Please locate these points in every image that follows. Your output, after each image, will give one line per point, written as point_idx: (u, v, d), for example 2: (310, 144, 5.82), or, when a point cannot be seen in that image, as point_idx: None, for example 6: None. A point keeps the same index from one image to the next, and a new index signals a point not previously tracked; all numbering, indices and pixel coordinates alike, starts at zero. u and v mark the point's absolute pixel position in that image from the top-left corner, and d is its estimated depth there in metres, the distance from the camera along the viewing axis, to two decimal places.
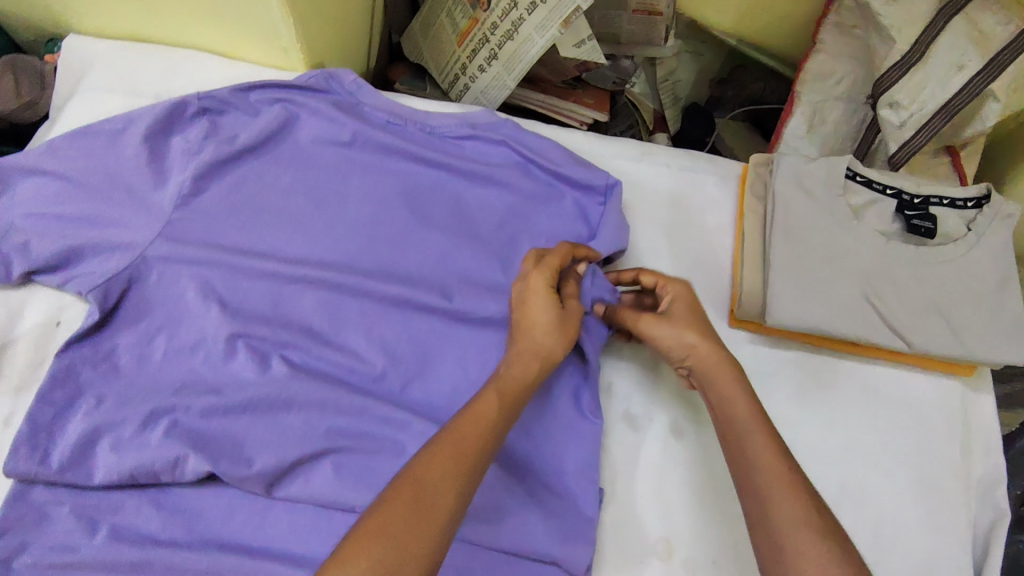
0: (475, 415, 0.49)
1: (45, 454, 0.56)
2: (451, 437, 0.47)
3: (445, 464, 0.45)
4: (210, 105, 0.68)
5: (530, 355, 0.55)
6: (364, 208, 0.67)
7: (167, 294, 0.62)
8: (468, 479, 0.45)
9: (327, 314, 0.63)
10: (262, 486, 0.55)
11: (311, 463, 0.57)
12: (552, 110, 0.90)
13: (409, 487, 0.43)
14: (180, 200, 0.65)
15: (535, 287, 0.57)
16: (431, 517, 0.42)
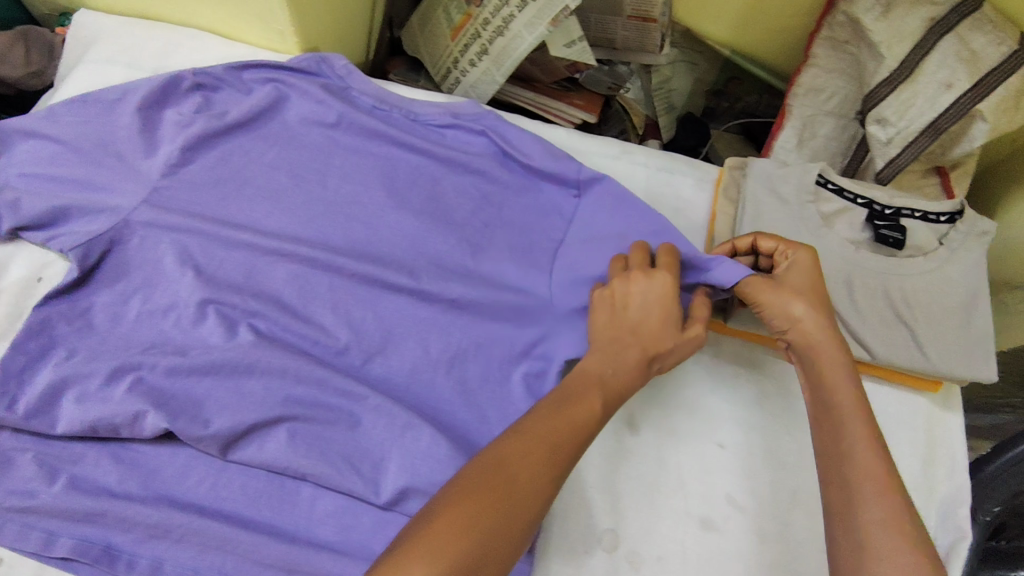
0: (574, 411, 0.50)
1: (14, 401, 0.58)
2: (543, 431, 0.48)
3: (533, 459, 0.47)
4: (204, 81, 0.71)
5: (640, 364, 0.55)
6: (343, 189, 0.69)
7: (146, 258, 0.64)
8: (556, 477, 0.47)
9: (298, 288, 0.64)
10: (216, 447, 0.57)
11: (266, 429, 0.58)
12: (542, 109, 0.93)
13: (504, 483, 0.45)
14: (167, 169, 0.67)
15: (669, 311, 0.56)
16: (514, 516, 0.45)
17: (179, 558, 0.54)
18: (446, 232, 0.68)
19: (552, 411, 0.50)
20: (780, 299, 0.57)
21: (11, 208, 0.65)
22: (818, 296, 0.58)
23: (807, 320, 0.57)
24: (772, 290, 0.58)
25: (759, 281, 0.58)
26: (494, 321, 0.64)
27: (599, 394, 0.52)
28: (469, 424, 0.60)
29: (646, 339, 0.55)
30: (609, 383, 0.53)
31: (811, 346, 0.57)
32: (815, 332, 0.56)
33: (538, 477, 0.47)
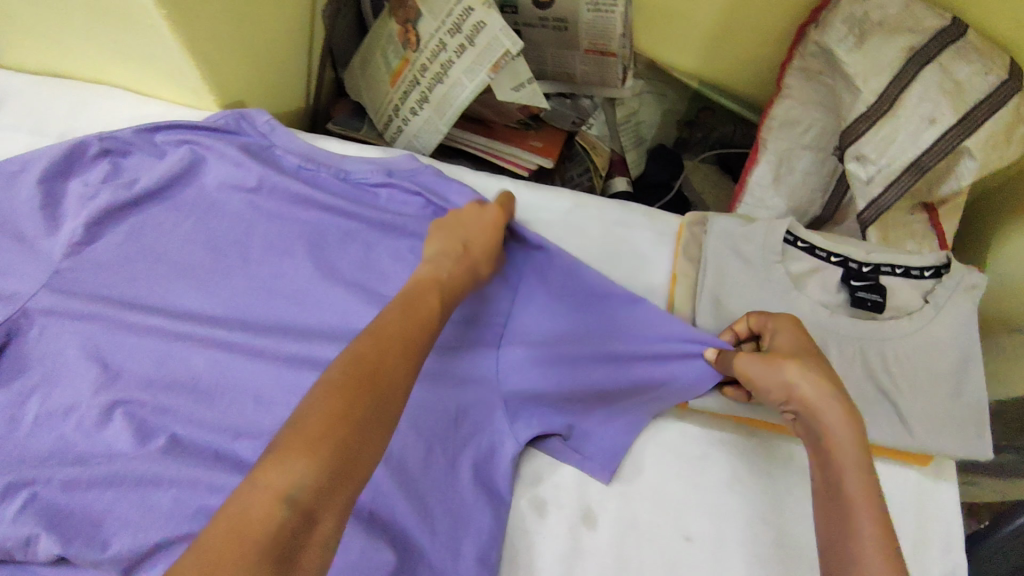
0: (417, 308, 0.47)
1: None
2: (397, 327, 0.44)
3: (396, 346, 0.43)
4: (112, 146, 0.65)
5: (466, 271, 0.53)
6: (265, 261, 0.63)
7: (46, 351, 0.58)
8: (421, 356, 0.44)
9: (215, 375, 0.58)
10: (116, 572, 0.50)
11: (172, 549, 0.51)
12: (495, 155, 0.84)
13: (363, 372, 0.40)
14: (70, 248, 0.61)
15: (485, 218, 0.57)
16: (390, 400, 0.40)
17: None
18: (379, 304, 0.60)
19: (401, 308, 0.46)
20: (767, 372, 0.51)
21: None
22: (821, 362, 0.50)
23: (808, 388, 0.49)
24: (759, 364, 0.52)
25: (749, 360, 0.52)
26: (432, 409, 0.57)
27: (436, 289, 0.49)
28: (407, 529, 0.54)
29: (482, 234, 0.56)
30: (446, 283, 0.51)
31: (813, 412, 0.49)
32: (816, 398, 0.49)
33: (399, 348, 0.43)
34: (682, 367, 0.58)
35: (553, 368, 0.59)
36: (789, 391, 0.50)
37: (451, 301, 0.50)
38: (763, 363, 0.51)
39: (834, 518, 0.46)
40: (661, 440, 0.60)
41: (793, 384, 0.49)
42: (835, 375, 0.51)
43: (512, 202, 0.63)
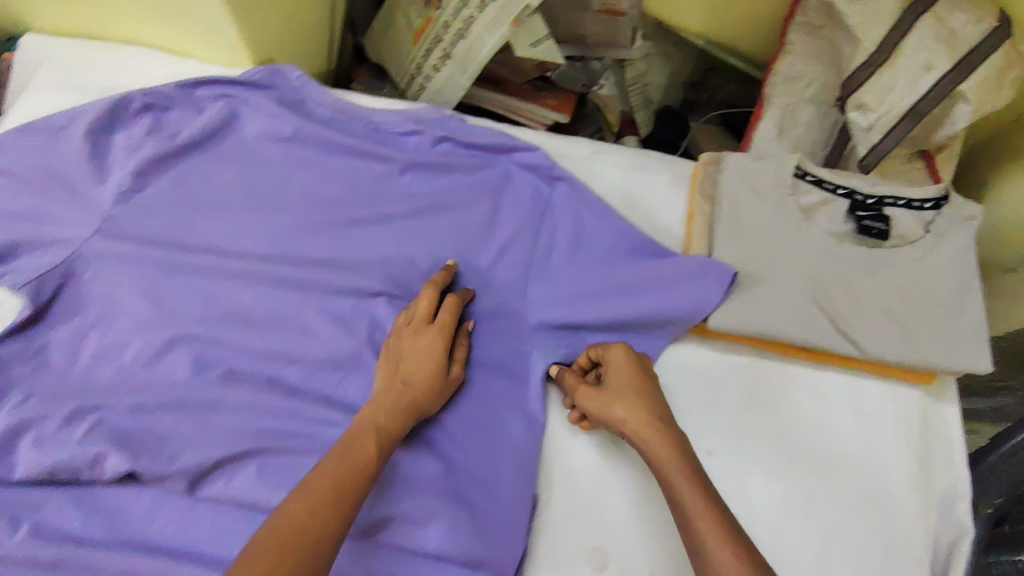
0: (353, 452, 0.50)
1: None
2: (326, 479, 0.48)
3: (323, 497, 0.47)
4: (153, 101, 0.68)
5: (406, 415, 0.55)
6: (306, 206, 0.66)
7: (101, 291, 0.62)
8: (354, 506, 0.48)
9: (266, 309, 0.62)
10: (184, 484, 0.55)
11: (237, 464, 0.56)
12: (513, 112, 0.90)
13: (291, 531, 0.44)
14: (119, 196, 0.65)
15: (427, 347, 0.58)
16: (316, 553, 0.44)
17: None
18: (415, 246, 0.65)
19: (336, 456, 0.50)
20: (599, 403, 0.56)
21: None
22: (643, 392, 0.56)
23: (627, 415, 0.54)
24: (591, 396, 0.57)
25: (585, 394, 0.57)
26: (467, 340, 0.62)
27: (374, 431, 0.53)
28: (449, 444, 0.59)
29: (425, 369, 0.57)
30: (382, 428, 0.53)
31: (643, 440, 0.53)
32: (637, 423, 0.54)
33: (329, 507, 0.46)
34: (684, 294, 0.61)
35: (576, 301, 0.63)
36: (615, 417, 0.55)
37: (387, 442, 0.53)
38: (596, 396, 0.56)
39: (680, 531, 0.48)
40: (684, 364, 0.64)
41: (618, 416, 0.55)
42: (658, 399, 0.56)
43: (451, 270, 0.63)
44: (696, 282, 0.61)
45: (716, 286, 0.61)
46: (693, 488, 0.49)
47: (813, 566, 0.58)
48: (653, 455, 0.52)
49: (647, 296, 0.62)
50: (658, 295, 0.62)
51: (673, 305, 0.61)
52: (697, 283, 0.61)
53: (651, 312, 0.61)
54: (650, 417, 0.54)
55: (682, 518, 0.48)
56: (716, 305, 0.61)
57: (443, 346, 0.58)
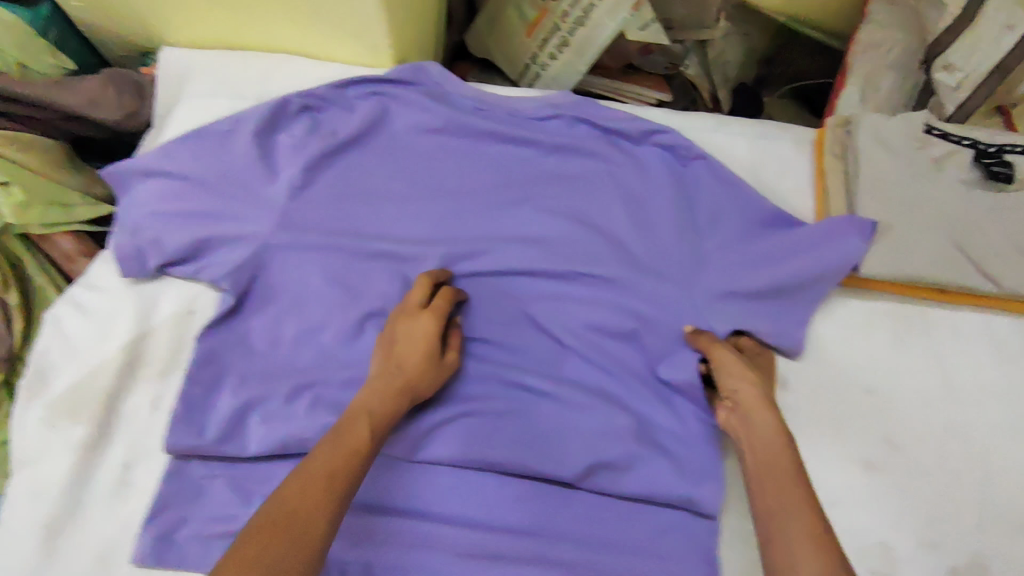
0: (347, 439, 0.51)
1: (205, 428, 0.60)
2: (331, 467, 0.48)
3: (330, 489, 0.47)
4: (310, 102, 0.73)
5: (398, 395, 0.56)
6: (463, 190, 0.71)
7: (290, 281, 0.66)
8: (345, 502, 0.48)
9: (443, 289, 0.67)
10: (405, 448, 0.60)
11: (446, 425, 0.61)
12: (617, 93, 0.95)
13: (270, 524, 0.44)
14: (292, 191, 0.69)
15: (421, 332, 0.60)
16: (299, 543, 0.44)
17: (386, 561, 0.57)
18: (570, 220, 0.70)
19: (331, 443, 0.50)
20: (733, 366, 0.61)
21: (153, 246, 0.66)
22: (765, 380, 0.61)
23: (752, 387, 0.59)
24: (730, 358, 0.61)
25: (727, 353, 0.61)
26: (637, 305, 0.66)
27: (366, 422, 0.53)
28: (631, 399, 0.64)
29: (414, 365, 0.58)
30: (408, 413, 0.54)
31: (760, 416, 0.57)
32: (756, 399, 0.58)
33: (328, 498, 0.46)
34: (834, 248, 0.66)
35: (729, 261, 0.68)
36: (742, 386, 0.59)
37: (381, 432, 0.53)
38: (731, 359, 0.61)
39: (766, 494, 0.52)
40: (832, 313, 0.69)
41: (740, 380, 0.60)
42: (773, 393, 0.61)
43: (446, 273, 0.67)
44: (842, 236, 0.67)
45: (863, 237, 0.66)
46: (794, 472, 0.52)
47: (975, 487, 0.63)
48: (763, 436, 0.56)
49: (794, 258, 0.68)
50: (810, 255, 0.67)
51: (825, 261, 0.66)
52: (845, 236, 0.66)
53: (802, 270, 0.67)
54: (766, 396, 0.59)
55: (773, 496, 0.51)
56: (860, 255, 0.66)
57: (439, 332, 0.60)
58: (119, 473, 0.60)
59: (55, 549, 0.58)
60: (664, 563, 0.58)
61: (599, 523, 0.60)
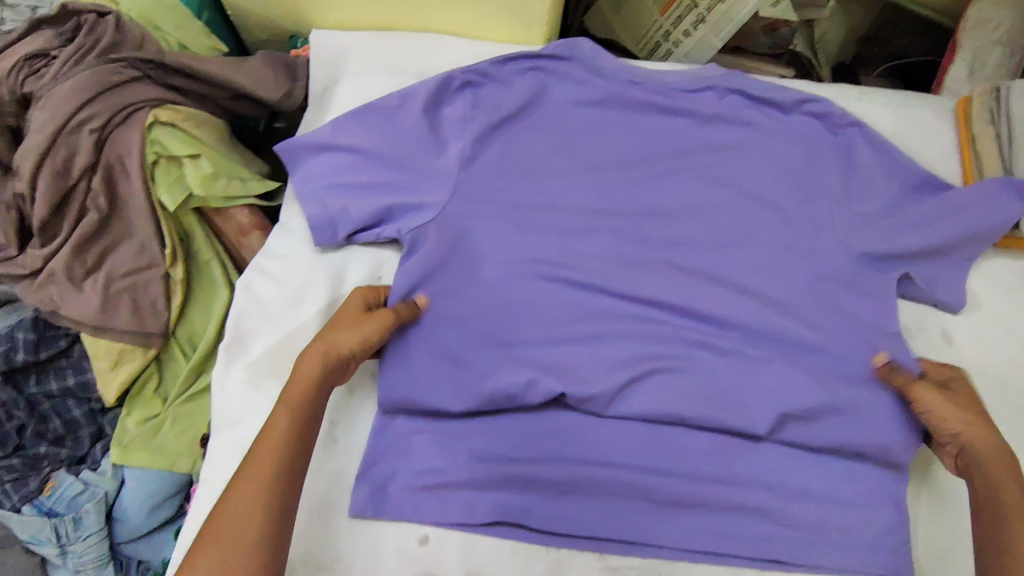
0: (265, 433, 0.56)
1: (411, 385, 0.63)
2: (253, 472, 0.53)
3: (249, 490, 0.52)
4: (471, 78, 0.74)
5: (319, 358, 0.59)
6: (624, 159, 0.74)
7: (469, 248, 0.68)
8: (278, 491, 0.53)
9: (617, 255, 0.69)
10: (602, 404, 0.62)
11: (638, 382, 0.63)
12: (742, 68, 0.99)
13: (212, 524, 0.51)
14: (463, 162, 0.71)
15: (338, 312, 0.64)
16: (230, 535, 0.50)
17: (592, 511, 0.60)
18: (730, 187, 0.72)
19: (257, 441, 0.55)
20: (944, 409, 0.59)
21: (342, 217, 0.69)
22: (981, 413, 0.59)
23: (972, 430, 0.58)
24: (934, 402, 0.60)
25: (932, 396, 0.60)
26: (804, 265, 0.69)
27: (286, 412, 0.56)
28: (810, 355, 0.65)
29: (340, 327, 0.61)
30: (294, 386, 0.58)
31: (984, 465, 0.56)
32: (986, 437, 0.57)
33: (256, 494, 0.52)
34: (984, 215, 0.69)
35: (891, 221, 0.70)
36: (966, 431, 0.58)
37: (302, 412, 0.56)
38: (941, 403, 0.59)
39: (990, 539, 0.54)
40: (990, 272, 0.72)
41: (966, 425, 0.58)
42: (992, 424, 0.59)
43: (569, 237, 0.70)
44: (995, 200, 0.69)
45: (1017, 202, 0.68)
46: None
47: None
48: (991, 490, 0.55)
49: (952, 224, 0.69)
50: (966, 221, 0.69)
51: (977, 226, 0.69)
52: (996, 204, 0.69)
53: (958, 236, 0.69)
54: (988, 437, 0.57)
55: (999, 554, 0.52)
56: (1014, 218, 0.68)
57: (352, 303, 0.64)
58: (325, 431, 0.63)
59: None
60: (852, 508, 0.61)
61: (791, 474, 0.62)
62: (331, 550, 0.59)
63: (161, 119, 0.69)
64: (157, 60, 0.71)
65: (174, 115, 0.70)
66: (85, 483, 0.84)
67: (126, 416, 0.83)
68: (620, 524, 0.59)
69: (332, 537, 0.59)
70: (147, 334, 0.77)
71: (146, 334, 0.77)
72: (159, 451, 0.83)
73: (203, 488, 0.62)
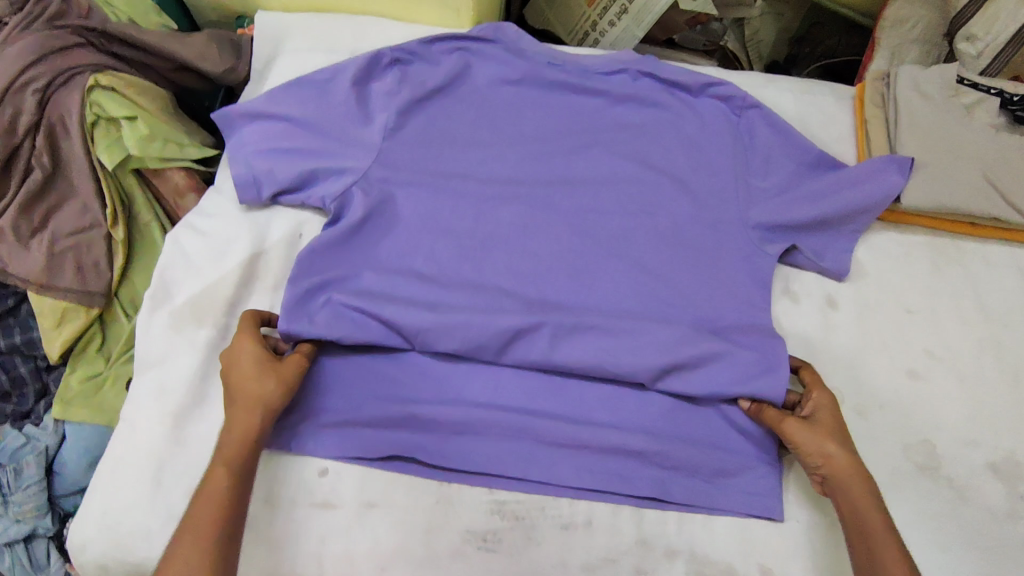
0: (202, 491, 0.55)
1: (312, 318, 0.66)
2: (193, 533, 0.53)
3: (193, 555, 0.52)
4: (400, 56, 0.79)
5: (248, 409, 0.59)
6: (540, 134, 0.79)
7: (384, 210, 0.72)
8: (222, 552, 0.52)
9: (525, 219, 0.74)
10: (494, 352, 0.66)
11: (530, 333, 0.67)
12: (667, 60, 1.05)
13: None
14: (386, 132, 0.75)
15: (239, 351, 0.62)
16: None
17: (484, 450, 0.64)
18: (636, 160, 0.77)
19: (194, 501, 0.55)
20: (814, 440, 0.61)
21: (267, 177, 0.73)
22: (846, 441, 0.61)
23: (841, 461, 0.59)
24: (805, 431, 0.61)
25: (795, 427, 0.61)
26: (699, 232, 0.73)
27: (222, 469, 0.56)
28: (699, 314, 0.70)
29: (267, 383, 0.61)
30: (229, 441, 0.58)
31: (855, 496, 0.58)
32: (847, 467, 0.59)
33: (199, 556, 0.52)
34: (869, 189, 0.73)
35: (782, 197, 0.74)
36: (829, 459, 0.60)
37: (241, 466, 0.57)
38: (801, 431, 0.61)
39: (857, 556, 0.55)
40: (876, 245, 0.77)
41: (831, 452, 0.60)
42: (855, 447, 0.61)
43: (481, 202, 0.74)
44: (880, 174, 0.74)
45: (901, 176, 0.73)
46: (890, 547, 0.54)
47: (1005, 391, 0.71)
48: (855, 512, 0.57)
49: (842, 197, 0.73)
50: (855, 195, 0.73)
51: (863, 201, 0.73)
52: (880, 178, 0.73)
53: (846, 208, 0.73)
54: (850, 464, 0.59)
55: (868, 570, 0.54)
56: (897, 190, 0.73)
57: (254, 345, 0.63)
58: None
59: (183, 436, 0.65)
60: (729, 454, 0.65)
61: (672, 422, 0.66)
62: None
63: (101, 83, 0.74)
64: (100, 29, 0.76)
65: (113, 81, 0.74)
66: (28, 437, 0.88)
67: (69, 374, 0.86)
68: (508, 462, 0.64)
69: None
70: (90, 293, 0.81)
71: (89, 293, 0.81)
72: (98, 408, 0.86)
73: (121, 426, 0.65)
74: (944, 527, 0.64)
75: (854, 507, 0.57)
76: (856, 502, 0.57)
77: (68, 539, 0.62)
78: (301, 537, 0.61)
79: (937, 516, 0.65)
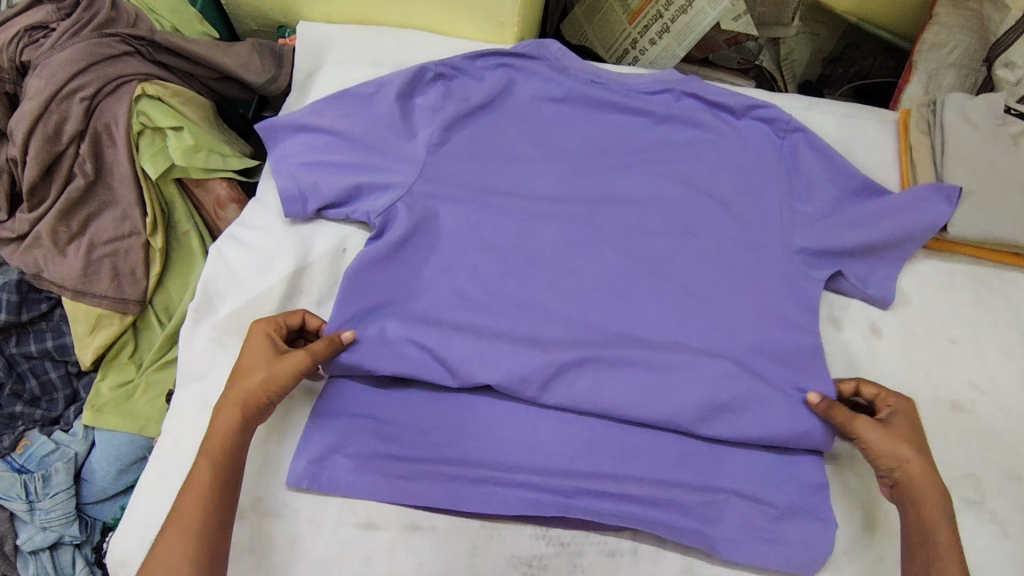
0: (191, 479, 0.57)
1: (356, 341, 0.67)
2: (181, 516, 0.55)
3: (177, 541, 0.54)
4: (444, 70, 0.77)
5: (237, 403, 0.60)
6: (583, 153, 0.78)
7: (427, 227, 0.72)
8: (209, 541, 0.55)
9: (568, 240, 0.73)
10: (538, 387, 0.66)
11: (574, 368, 0.67)
12: (704, 77, 1.05)
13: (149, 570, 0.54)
14: (430, 148, 0.75)
15: (250, 340, 0.64)
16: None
17: (528, 475, 0.64)
18: (679, 181, 0.77)
19: (186, 485, 0.57)
20: (888, 441, 0.61)
21: (312, 191, 0.73)
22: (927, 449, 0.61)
23: (919, 467, 0.59)
24: (880, 436, 0.61)
25: (867, 426, 0.61)
26: (744, 256, 0.73)
27: (207, 459, 0.58)
28: (745, 340, 0.69)
29: (251, 374, 0.62)
30: (216, 431, 0.59)
31: (926, 507, 0.58)
32: (924, 472, 0.59)
33: (184, 538, 0.54)
34: (916, 217, 0.73)
35: (826, 224, 0.73)
36: (905, 463, 0.60)
37: (224, 457, 0.58)
38: (876, 433, 0.61)
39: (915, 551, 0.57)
40: (920, 273, 0.77)
41: (908, 459, 0.59)
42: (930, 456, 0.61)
43: (524, 221, 0.74)
44: (927, 204, 0.73)
45: (946, 207, 0.73)
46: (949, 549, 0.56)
47: None
48: (918, 510, 0.58)
49: (889, 226, 0.72)
50: (902, 229, 0.72)
51: (909, 233, 0.73)
52: (925, 211, 0.73)
53: (892, 237, 0.72)
54: (925, 470, 0.59)
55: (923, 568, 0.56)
56: (940, 223, 0.73)
57: (263, 338, 0.64)
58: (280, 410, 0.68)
59: None
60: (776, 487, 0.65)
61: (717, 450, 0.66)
62: (279, 498, 0.64)
63: (149, 92, 0.74)
64: (149, 38, 0.76)
65: (160, 90, 0.75)
66: (57, 443, 0.88)
67: (100, 381, 0.85)
68: (553, 489, 0.63)
69: (281, 486, 0.65)
70: (124, 300, 0.81)
71: (123, 301, 0.81)
72: (131, 416, 0.85)
73: (162, 441, 0.65)
74: (992, 562, 0.64)
75: (920, 507, 0.58)
76: (925, 501, 0.58)
77: (108, 554, 0.61)
78: (345, 558, 0.63)
79: (985, 550, 0.64)
